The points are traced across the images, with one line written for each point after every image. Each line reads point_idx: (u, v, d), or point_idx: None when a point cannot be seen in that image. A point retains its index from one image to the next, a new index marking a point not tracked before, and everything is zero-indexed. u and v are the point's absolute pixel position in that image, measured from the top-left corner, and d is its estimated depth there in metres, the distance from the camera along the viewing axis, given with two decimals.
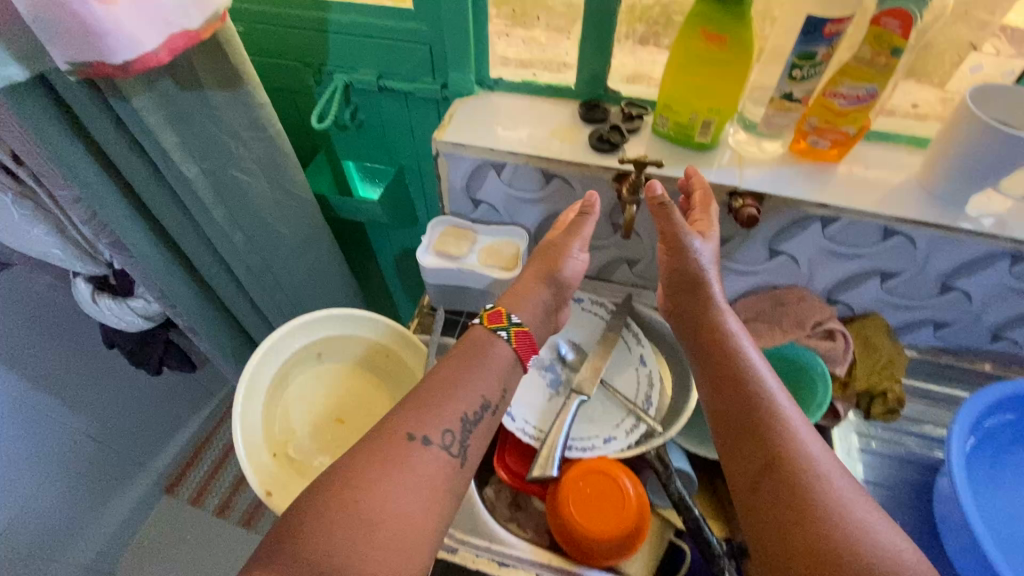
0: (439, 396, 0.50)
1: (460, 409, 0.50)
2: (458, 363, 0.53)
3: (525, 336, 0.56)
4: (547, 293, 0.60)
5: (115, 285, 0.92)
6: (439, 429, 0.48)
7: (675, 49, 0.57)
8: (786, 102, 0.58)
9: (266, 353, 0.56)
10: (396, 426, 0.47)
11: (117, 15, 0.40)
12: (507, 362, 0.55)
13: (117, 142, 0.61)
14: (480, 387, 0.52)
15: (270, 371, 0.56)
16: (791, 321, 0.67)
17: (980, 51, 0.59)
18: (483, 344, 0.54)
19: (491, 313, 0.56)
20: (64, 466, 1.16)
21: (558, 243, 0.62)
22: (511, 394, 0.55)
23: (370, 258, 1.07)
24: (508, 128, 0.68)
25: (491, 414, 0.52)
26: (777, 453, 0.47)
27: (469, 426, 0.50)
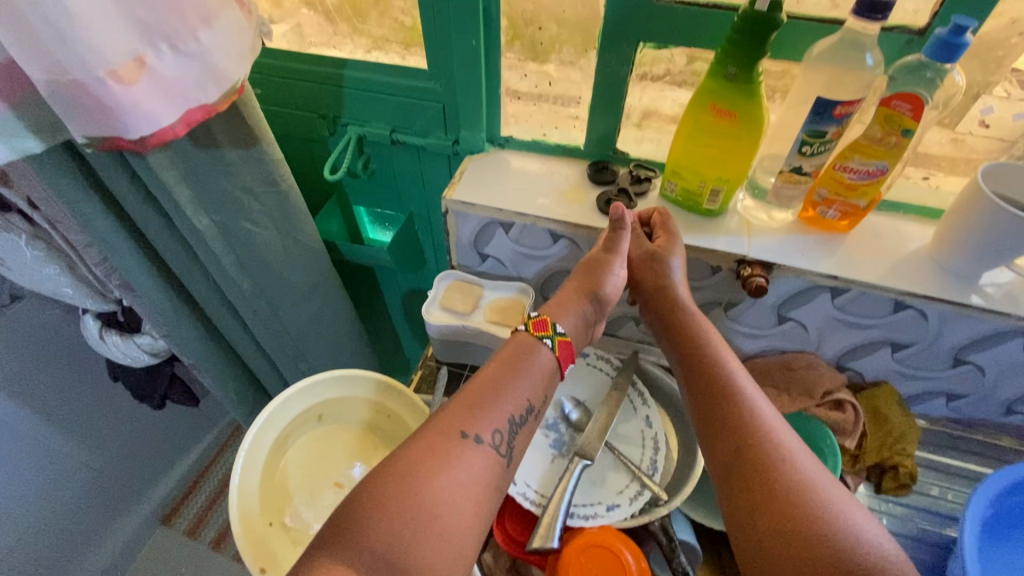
0: (489, 396, 0.50)
1: (509, 410, 0.49)
2: (505, 365, 0.52)
3: (568, 346, 0.55)
4: (587, 307, 0.58)
5: (122, 321, 0.92)
6: (490, 428, 0.48)
7: (684, 120, 0.58)
8: (795, 175, 0.58)
9: (268, 416, 0.56)
10: (451, 423, 0.47)
11: (136, 95, 0.41)
12: (549, 366, 0.54)
13: (132, 195, 0.62)
14: (527, 389, 0.51)
15: (271, 435, 0.56)
16: (800, 388, 0.66)
17: (990, 94, 0.56)
18: (529, 347, 0.54)
19: (536, 322, 0.55)
20: (61, 497, 1.15)
21: (597, 260, 0.60)
22: (551, 399, 0.54)
23: (377, 298, 1.08)
24: (517, 187, 0.69)
25: (535, 418, 0.51)
26: (744, 439, 0.48)
27: (516, 428, 0.49)
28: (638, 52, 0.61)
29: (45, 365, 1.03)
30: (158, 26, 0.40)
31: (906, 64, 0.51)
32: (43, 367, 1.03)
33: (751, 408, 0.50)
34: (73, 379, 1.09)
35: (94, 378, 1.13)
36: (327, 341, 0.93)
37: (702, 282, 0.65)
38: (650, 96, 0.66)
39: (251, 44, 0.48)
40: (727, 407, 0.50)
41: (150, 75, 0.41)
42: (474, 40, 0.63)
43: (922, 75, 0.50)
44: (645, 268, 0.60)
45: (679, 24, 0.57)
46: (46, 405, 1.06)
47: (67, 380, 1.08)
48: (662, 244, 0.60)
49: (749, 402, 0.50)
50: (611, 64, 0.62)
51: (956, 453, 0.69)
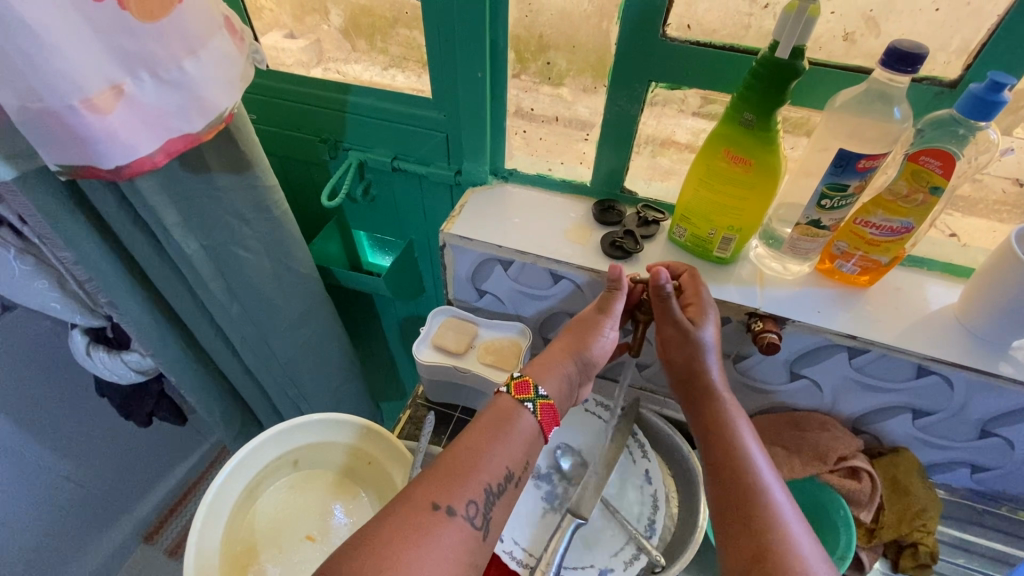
0: (463, 465, 0.46)
1: (484, 479, 0.46)
2: (482, 433, 0.48)
3: (550, 409, 0.51)
4: (572, 366, 0.55)
5: (111, 337, 0.90)
6: (464, 499, 0.44)
7: (696, 165, 0.55)
8: (813, 229, 0.54)
9: (236, 466, 0.55)
10: (419, 495, 0.44)
11: (112, 123, 0.39)
12: (530, 433, 0.50)
13: (119, 216, 0.59)
14: (504, 458, 0.48)
15: (239, 485, 0.55)
16: (812, 451, 0.61)
17: (1013, 136, 0.52)
18: (510, 412, 0.50)
19: (519, 383, 0.52)
20: (40, 513, 1.11)
21: (588, 320, 0.57)
22: (532, 466, 0.50)
23: (373, 324, 1.05)
24: (519, 223, 0.66)
25: (515, 486, 0.47)
26: (765, 541, 0.44)
27: (493, 498, 0.46)
28: (649, 91, 0.59)
29: (32, 377, 1.01)
30: (137, 52, 0.38)
31: (934, 118, 0.48)
32: (30, 378, 1.00)
33: (771, 507, 0.46)
34: (59, 392, 1.06)
35: (81, 390, 1.10)
36: (318, 369, 0.89)
37: None
38: (662, 135, 0.63)
39: (242, 72, 0.46)
40: (746, 506, 0.46)
41: (128, 103, 0.39)
42: (480, 71, 0.60)
43: (953, 130, 0.47)
44: (673, 343, 0.55)
45: (693, 64, 0.54)
46: (29, 417, 1.03)
47: (54, 392, 1.05)
48: (693, 316, 0.54)
49: (771, 501, 0.46)
50: (621, 102, 0.59)
51: (980, 529, 0.64)
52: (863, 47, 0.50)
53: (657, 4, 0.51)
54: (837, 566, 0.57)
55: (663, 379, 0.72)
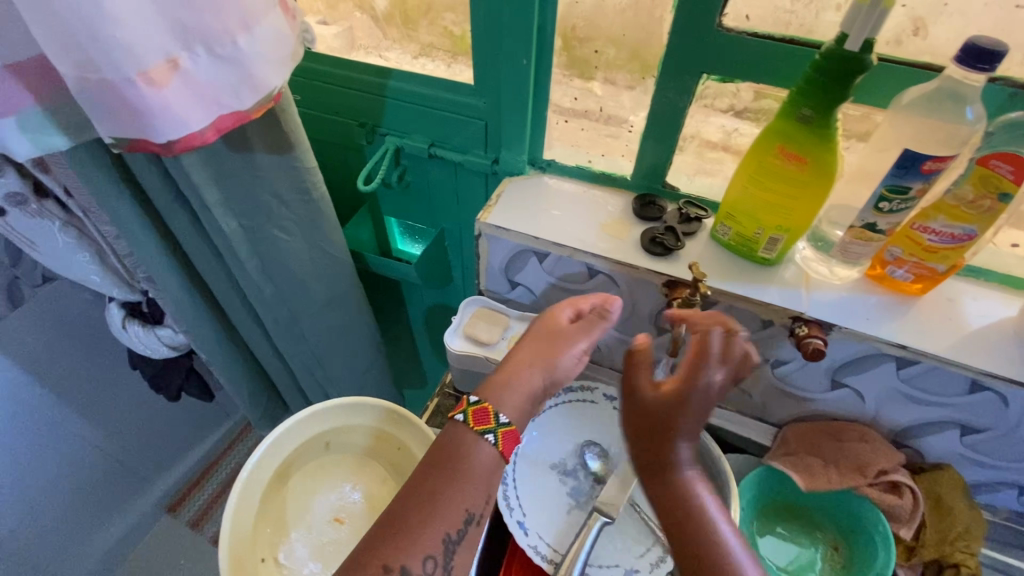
0: (420, 519, 0.46)
1: (444, 530, 0.46)
2: (439, 483, 0.47)
3: (513, 436, 0.51)
4: (539, 379, 0.54)
5: (146, 312, 0.91)
6: (419, 558, 0.45)
7: (747, 160, 0.53)
8: (868, 232, 0.52)
9: (271, 445, 0.55)
10: (373, 555, 0.44)
11: (167, 97, 0.39)
12: (491, 465, 0.49)
13: (163, 193, 0.60)
14: (465, 502, 0.47)
15: (272, 464, 0.55)
16: (850, 463, 0.60)
17: None
18: (468, 449, 0.49)
19: (476, 411, 0.50)
20: (73, 478, 1.15)
21: (559, 332, 0.56)
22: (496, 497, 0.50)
23: (400, 311, 1.05)
24: (556, 215, 0.65)
25: (477, 525, 0.48)
26: None
27: (453, 546, 0.46)
28: (700, 83, 0.57)
29: (70, 347, 1.03)
30: (194, 27, 0.38)
31: (1009, 119, 0.46)
32: (67, 348, 1.03)
33: None
34: (94, 363, 1.09)
35: (114, 362, 1.13)
36: (346, 354, 0.90)
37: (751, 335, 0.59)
38: (702, 134, 0.62)
39: (293, 52, 0.46)
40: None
41: (183, 77, 0.39)
42: (525, 58, 0.59)
43: None
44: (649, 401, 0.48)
45: (749, 56, 0.52)
46: (65, 386, 1.06)
47: (89, 363, 1.08)
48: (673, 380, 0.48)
49: None
50: (669, 95, 0.58)
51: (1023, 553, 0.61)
52: (936, 43, 0.48)
53: None
54: None
55: None
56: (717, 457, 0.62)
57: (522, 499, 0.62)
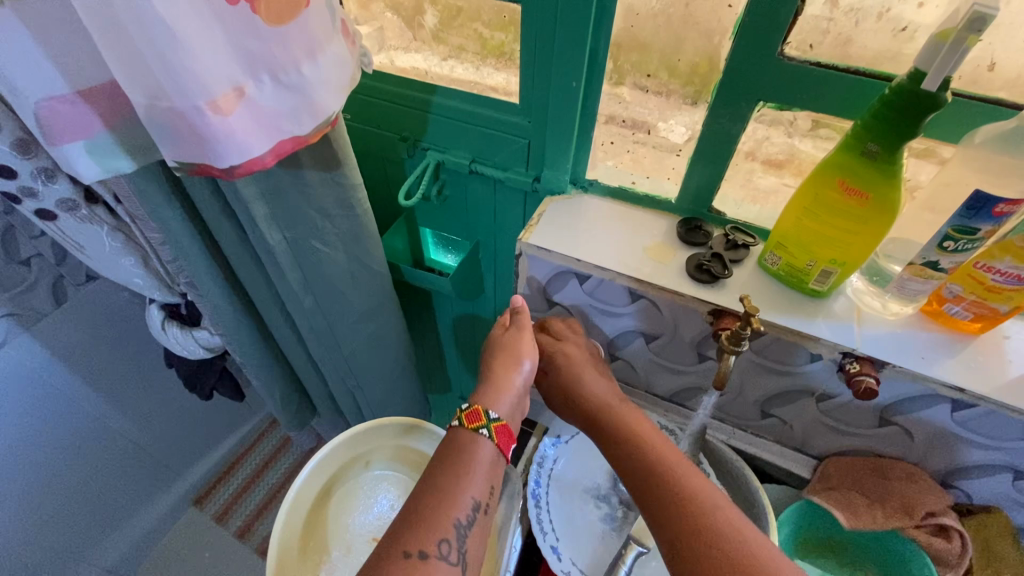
0: (430, 506, 0.46)
1: (454, 515, 0.46)
2: (446, 473, 0.48)
3: (505, 431, 0.52)
4: (519, 378, 0.55)
5: (184, 314, 0.93)
6: (437, 540, 0.44)
7: (801, 191, 0.52)
8: (927, 270, 0.51)
9: (314, 468, 0.61)
10: (393, 543, 0.43)
11: (232, 124, 0.39)
12: (489, 460, 0.50)
13: (211, 206, 0.61)
14: (472, 489, 0.47)
15: (316, 485, 0.62)
16: (897, 504, 0.58)
17: None
18: (466, 444, 0.49)
19: (469, 413, 0.51)
20: (106, 469, 1.19)
21: (504, 349, 0.57)
22: (497, 489, 0.50)
23: (429, 319, 1.05)
24: (598, 237, 0.64)
25: (484, 514, 0.48)
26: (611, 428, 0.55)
27: (464, 532, 0.46)
28: (756, 110, 0.56)
29: (108, 343, 1.06)
30: (261, 54, 0.39)
31: None
32: (106, 344, 1.06)
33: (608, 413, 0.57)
34: (131, 358, 1.12)
35: (150, 359, 1.15)
36: (376, 363, 0.91)
37: (796, 368, 0.58)
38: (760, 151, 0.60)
39: (350, 76, 0.46)
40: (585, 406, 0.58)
41: (248, 104, 0.40)
42: (575, 80, 0.58)
43: None
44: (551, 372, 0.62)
45: (810, 85, 0.51)
46: (102, 380, 1.09)
47: (125, 358, 1.11)
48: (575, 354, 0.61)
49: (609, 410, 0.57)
50: (722, 120, 0.57)
51: None
52: (1011, 76, 0.46)
53: (780, 20, 0.48)
54: None
55: (736, 410, 0.68)
56: (754, 489, 0.61)
57: (555, 524, 0.62)
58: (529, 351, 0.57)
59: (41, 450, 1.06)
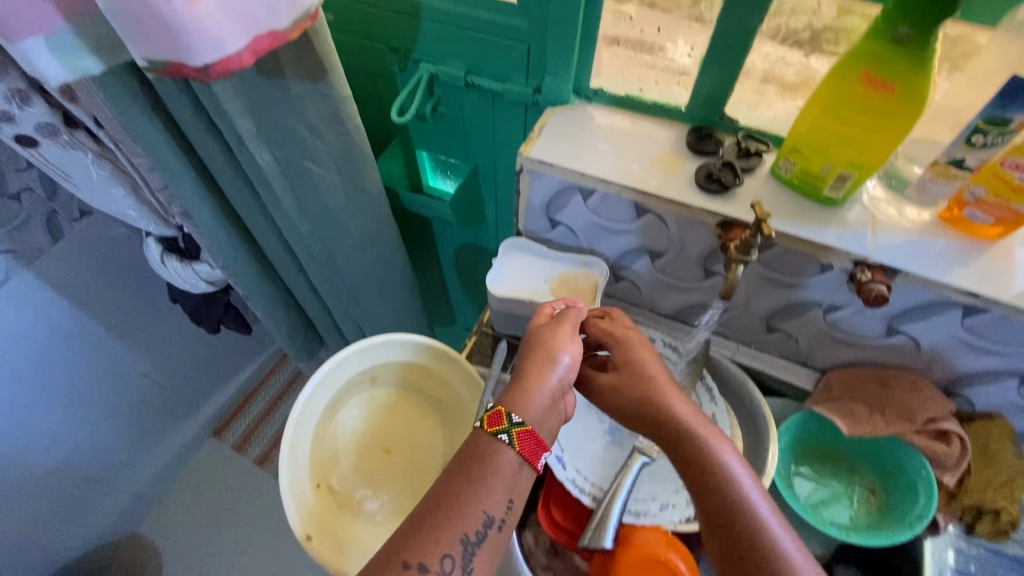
0: (438, 517, 0.43)
1: (462, 531, 0.43)
2: (461, 481, 0.44)
3: (529, 436, 0.46)
4: (551, 377, 0.49)
5: (183, 248, 0.92)
6: (439, 555, 0.41)
7: (821, 89, 0.48)
8: (952, 169, 0.49)
9: (323, 378, 0.60)
10: (391, 554, 0.41)
11: (201, 15, 0.38)
12: (511, 469, 0.45)
13: (194, 123, 0.58)
14: (486, 501, 0.44)
15: (326, 396, 0.61)
16: (898, 410, 0.59)
17: None
18: (485, 448, 0.45)
19: (490, 414, 0.46)
20: (123, 402, 1.23)
21: (542, 345, 0.51)
22: (520, 504, 0.46)
23: (430, 248, 1.04)
24: (603, 148, 0.60)
25: (498, 531, 0.44)
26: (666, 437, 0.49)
27: (472, 548, 0.43)
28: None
29: (111, 280, 1.06)
30: None
31: None
32: (108, 281, 1.06)
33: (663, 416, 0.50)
34: (136, 295, 1.12)
35: (154, 296, 1.16)
36: (379, 292, 0.90)
37: (807, 281, 0.57)
38: (776, 74, 0.59)
39: None
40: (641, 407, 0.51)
41: None
42: None
43: None
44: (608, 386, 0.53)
45: None
46: (110, 317, 1.10)
47: (131, 295, 1.11)
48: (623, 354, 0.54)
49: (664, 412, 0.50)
50: (738, 13, 0.52)
51: None
52: None
53: None
54: (914, 523, 0.55)
55: (741, 326, 0.67)
56: (756, 401, 0.63)
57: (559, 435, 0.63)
58: (569, 345, 0.51)
59: (60, 384, 1.09)
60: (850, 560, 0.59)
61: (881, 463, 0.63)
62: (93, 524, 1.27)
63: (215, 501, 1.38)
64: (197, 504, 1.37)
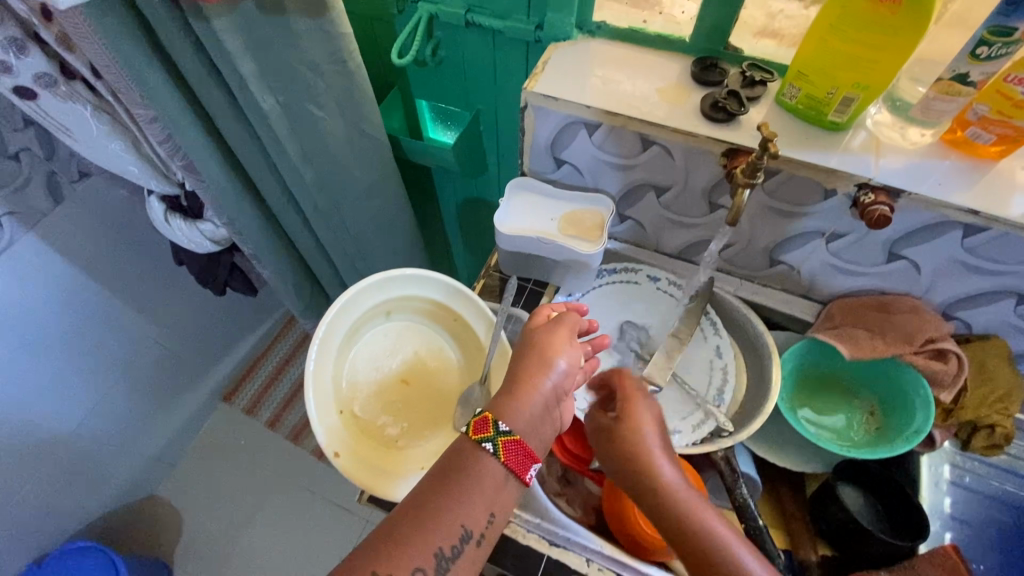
0: (414, 527, 0.44)
1: (438, 544, 0.43)
2: (440, 492, 0.45)
3: (516, 447, 0.47)
4: (543, 379, 0.51)
5: (186, 206, 0.92)
6: (410, 568, 0.42)
7: (828, 6, 0.48)
8: (955, 86, 0.49)
9: (343, 308, 0.61)
10: (362, 561, 0.42)
11: None
12: (494, 483, 0.47)
13: (195, 65, 0.58)
14: (464, 515, 0.45)
15: (345, 326, 0.62)
16: (897, 333, 0.61)
17: None
18: (468, 459, 0.47)
19: (479, 420, 0.48)
20: (133, 367, 1.24)
21: (536, 346, 0.54)
22: (500, 520, 0.47)
23: (432, 201, 1.04)
24: (608, 82, 0.60)
25: (476, 546, 0.45)
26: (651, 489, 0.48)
27: (446, 563, 0.43)
28: None
29: (114, 243, 1.06)
30: None
31: None
32: (111, 244, 1.06)
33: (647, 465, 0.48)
34: (140, 259, 1.13)
35: (158, 260, 1.16)
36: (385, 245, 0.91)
37: (811, 208, 0.58)
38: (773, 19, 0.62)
39: None
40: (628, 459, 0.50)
41: None
42: None
43: None
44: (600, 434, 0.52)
45: None
46: (116, 281, 1.11)
47: (135, 258, 1.12)
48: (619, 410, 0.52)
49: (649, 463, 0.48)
50: None
51: None
52: None
53: None
54: (910, 437, 0.58)
55: (744, 261, 0.68)
56: (759, 333, 0.65)
57: None
58: (563, 348, 0.54)
59: (70, 349, 1.10)
60: (854, 480, 0.60)
61: (856, 391, 0.67)
62: (112, 487, 1.30)
63: (230, 462, 1.41)
64: (212, 466, 1.41)
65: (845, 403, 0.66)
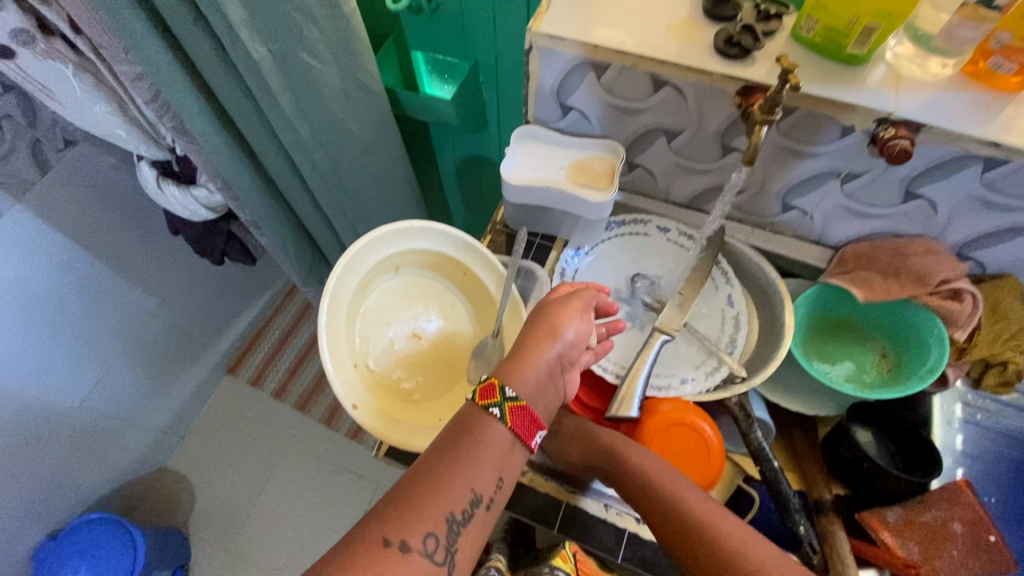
0: (426, 492, 0.43)
1: (449, 508, 0.43)
2: (449, 458, 0.45)
3: (523, 413, 0.47)
4: (549, 348, 0.51)
5: (178, 172, 0.89)
6: (422, 533, 0.41)
7: None
8: (982, 10, 0.47)
9: (351, 262, 0.59)
10: (374, 527, 0.41)
11: None
12: (501, 445, 0.46)
13: (179, 12, 0.55)
14: (474, 479, 0.44)
15: (354, 281, 0.60)
16: (911, 274, 0.60)
17: None
18: (476, 423, 0.46)
19: (484, 386, 0.48)
20: (134, 341, 1.23)
21: (549, 317, 0.53)
22: (507, 483, 0.47)
23: (432, 160, 1.01)
24: (617, 20, 0.57)
25: (485, 510, 0.45)
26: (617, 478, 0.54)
27: (457, 528, 0.43)
28: None
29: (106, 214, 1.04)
30: None
31: None
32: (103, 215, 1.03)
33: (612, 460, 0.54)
34: (134, 230, 1.10)
35: (152, 230, 1.13)
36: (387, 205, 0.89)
37: (827, 147, 0.56)
38: None
39: None
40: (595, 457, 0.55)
41: None
42: None
43: None
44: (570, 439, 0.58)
45: None
46: (111, 253, 1.09)
47: (129, 229, 1.09)
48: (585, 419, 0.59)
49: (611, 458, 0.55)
50: None
51: None
52: None
53: None
54: (926, 376, 0.58)
55: (756, 208, 0.67)
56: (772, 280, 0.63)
57: None
58: (574, 322, 0.53)
59: (69, 323, 1.09)
60: (867, 418, 0.60)
61: (867, 334, 0.67)
62: (122, 460, 1.31)
63: (238, 432, 1.42)
64: (220, 437, 1.42)
65: (856, 349, 0.66)
